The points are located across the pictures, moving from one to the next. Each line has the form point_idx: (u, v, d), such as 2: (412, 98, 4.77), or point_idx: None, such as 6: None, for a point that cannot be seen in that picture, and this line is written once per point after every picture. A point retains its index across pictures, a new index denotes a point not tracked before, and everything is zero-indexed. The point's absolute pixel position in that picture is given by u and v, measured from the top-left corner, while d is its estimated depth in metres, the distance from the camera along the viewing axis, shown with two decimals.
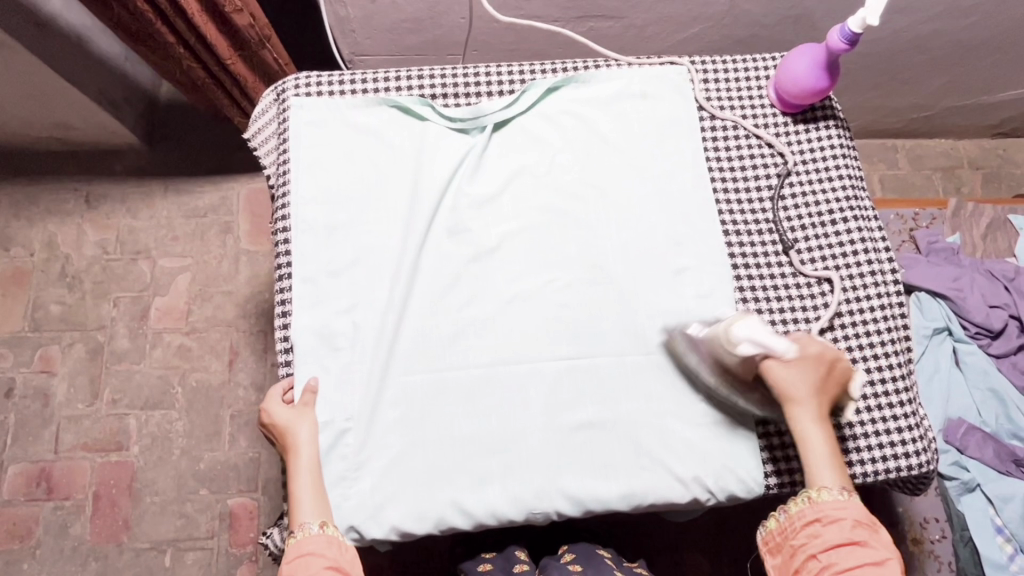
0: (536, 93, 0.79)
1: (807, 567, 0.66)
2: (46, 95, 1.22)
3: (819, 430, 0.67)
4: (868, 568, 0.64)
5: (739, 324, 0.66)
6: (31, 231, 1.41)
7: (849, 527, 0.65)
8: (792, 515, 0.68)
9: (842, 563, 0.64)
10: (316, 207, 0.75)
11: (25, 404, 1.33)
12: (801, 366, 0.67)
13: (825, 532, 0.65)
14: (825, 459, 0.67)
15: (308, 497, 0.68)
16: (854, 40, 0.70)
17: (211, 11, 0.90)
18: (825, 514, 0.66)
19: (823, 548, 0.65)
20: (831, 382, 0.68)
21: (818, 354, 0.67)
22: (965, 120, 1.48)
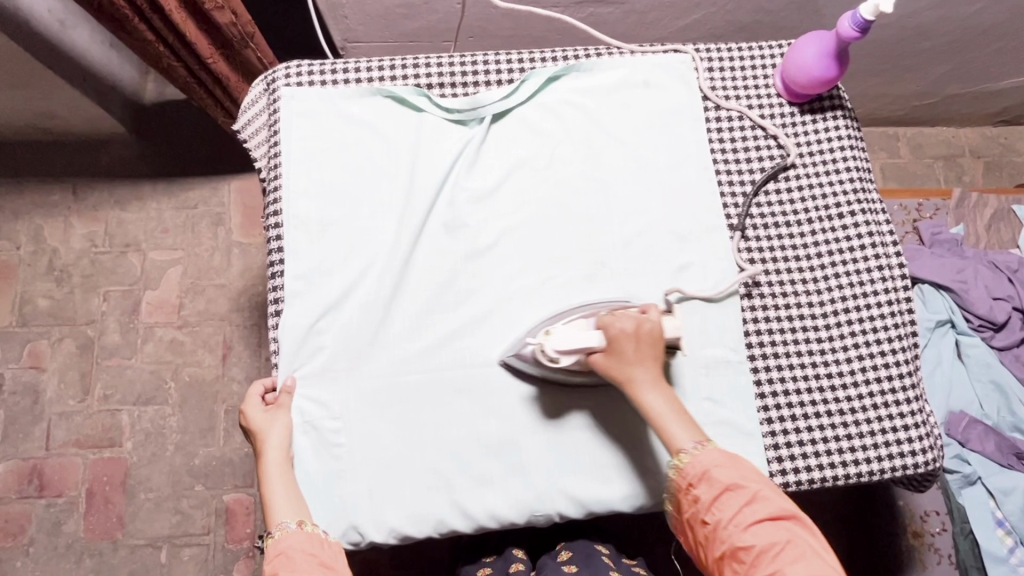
0: (537, 82, 0.76)
1: (706, 534, 0.61)
2: (27, 83, 1.18)
3: (660, 395, 0.64)
4: (754, 506, 0.60)
5: (549, 341, 0.65)
6: (16, 223, 1.37)
7: (719, 474, 0.61)
8: (674, 488, 0.64)
9: (728, 517, 0.60)
10: (309, 203, 0.72)
11: (15, 400, 1.31)
12: (616, 346, 0.64)
13: (703, 494, 0.62)
14: (677, 421, 0.64)
15: (283, 496, 0.65)
16: (866, 28, 0.68)
17: (190, 7, 0.86)
18: (694, 472, 0.62)
19: (708, 509, 0.61)
20: (650, 345, 0.65)
21: (624, 322, 0.64)
22: (966, 108, 1.46)
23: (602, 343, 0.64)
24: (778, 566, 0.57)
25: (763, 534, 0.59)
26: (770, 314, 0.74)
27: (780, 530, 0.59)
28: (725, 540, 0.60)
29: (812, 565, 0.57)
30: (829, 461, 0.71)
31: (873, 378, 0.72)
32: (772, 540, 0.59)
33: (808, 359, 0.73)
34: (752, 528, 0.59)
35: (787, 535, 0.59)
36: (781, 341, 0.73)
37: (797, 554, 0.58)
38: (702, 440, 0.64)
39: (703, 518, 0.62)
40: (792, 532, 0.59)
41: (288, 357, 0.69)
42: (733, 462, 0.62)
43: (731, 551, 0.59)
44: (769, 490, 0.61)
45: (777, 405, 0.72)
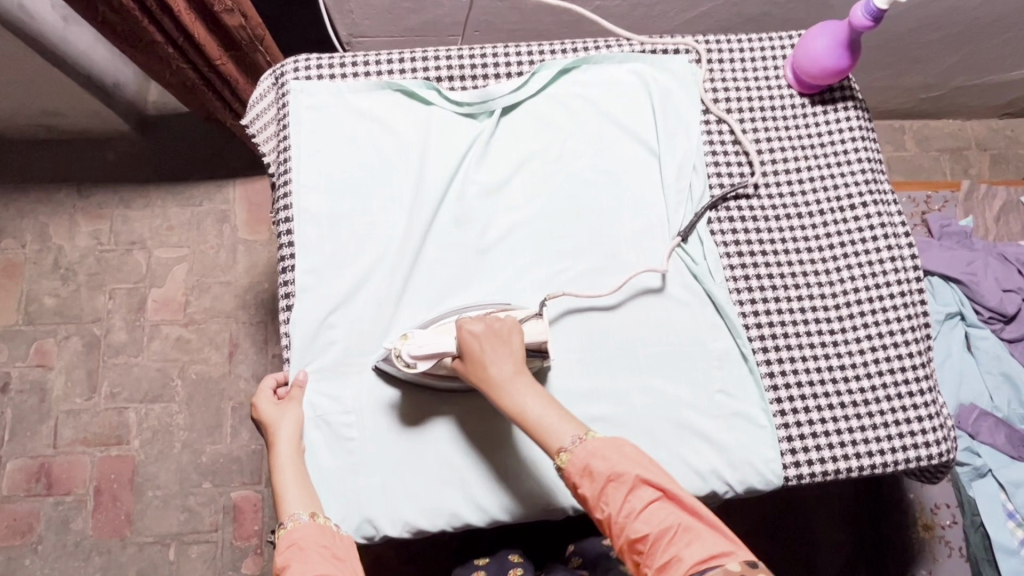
0: (547, 75, 0.76)
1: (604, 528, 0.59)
2: (32, 81, 1.18)
3: (528, 394, 0.63)
4: (638, 493, 0.57)
5: (404, 345, 0.65)
6: (22, 222, 1.37)
7: (600, 466, 0.59)
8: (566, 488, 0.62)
9: (617, 510, 0.57)
10: (319, 196, 0.72)
11: (22, 399, 1.31)
12: (469, 349, 0.64)
13: (590, 490, 0.59)
14: (552, 415, 0.62)
15: (295, 488, 0.65)
16: (879, 17, 0.67)
17: (200, 9, 0.86)
18: (576, 469, 0.59)
19: (598, 505, 0.59)
20: (506, 343, 0.64)
21: (474, 324, 0.64)
22: (973, 100, 1.45)
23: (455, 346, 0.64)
24: (673, 550, 0.55)
25: (654, 520, 0.57)
26: (782, 306, 0.74)
27: (670, 514, 0.57)
28: (621, 533, 0.57)
29: (706, 542, 0.55)
30: (843, 453, 0.70)
31: (886, 369, 0.72)
32: (664, 525, 0.56)
33: (820, 350, 0.72)
34: (642, 516, 0.57)
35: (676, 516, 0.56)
36: (793, 333, 0.73)
37: (689, 534, 0.56)
38: (581, 433, 0.61)
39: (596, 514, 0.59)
40: (681, 511, 0.57)
41: (298, 352, 0.69)
42: (611, 450, 0.60)
43: (630, 544, 0.57)
44: (648, 471, 0.58)
45: (790, 397, 0.71)
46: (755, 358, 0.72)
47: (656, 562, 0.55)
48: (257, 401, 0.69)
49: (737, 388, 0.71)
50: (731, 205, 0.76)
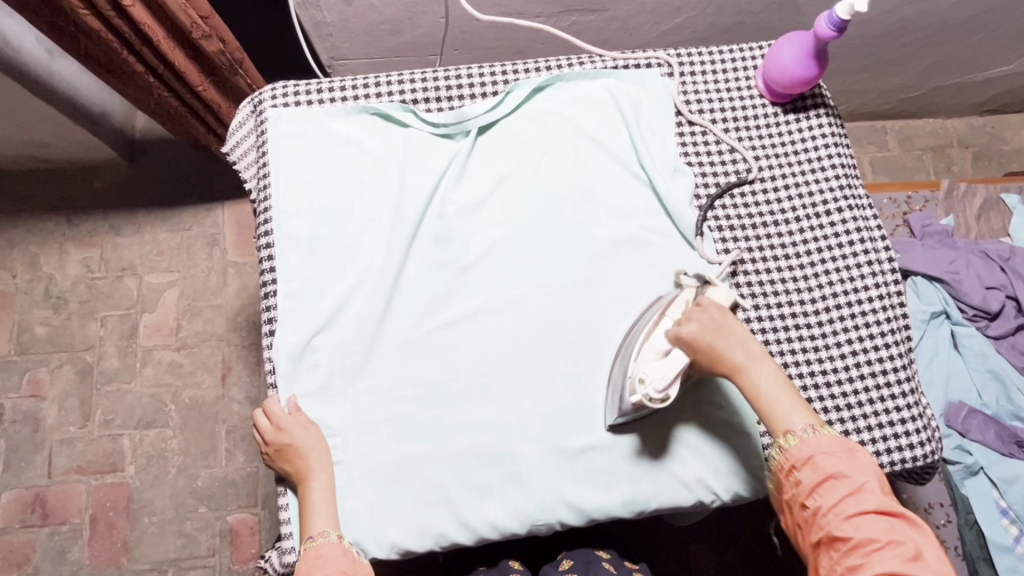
0: (522, 93, 0.77)
1: (804, 519, 0.59)
2: (18, 114, 1.19)
3: (768, 380, 0.64)
4: (858, 499, 0.57)
5: (647, 386, 0.63)
6: (12, 252, 1.38)
7: (825, 462, 0.59)
8: (775, 471, 0.62)
9: (828, 504, 0.57)
10: (299, 222, 0.73)
11: (15, 429, 1.31)
12: (703, 348, 0.63)
13: (806, 479, 0.59)
14: (796, 398, 0.63)
15: (323, 506, 0.65)
16: (843, 27, 0.69)
17: (179, 39, 0.87)
18: (796, 457, 0.60)
19: (809, 494, 0.59)
20: (732, 333, 0.64)
21: (691, 327, 0.63)
22: (952, 99, 1.47)
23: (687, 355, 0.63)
24: (871, 558, 0.54)
25: (864, 527, 0.55)
26: (762, 314, 0.74)
27: (883, 527, 0.55)
28: (823, 526, 0.57)
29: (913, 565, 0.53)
30: None
31: (867, 373, 0.73)
32: (873, 535, 0.55)
33: (801, 356, 0.73)
34: (854, 519, 0.56)
35: (891, 534, 0.55)
36: (774, 340, 0.74)
37: (901, 554, 0.54)
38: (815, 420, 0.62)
39: (805, 503, 0.59)
40: (898, 532, 0.55)
41: (283, 377, 0.69)
42: (841, 452, 0.59)
43: (829, 541, 0.57)
44: (877, 485, 0.57)
45: None
46: None
47: (852, 564, 0.55)
48: (296, 427, 0.67)
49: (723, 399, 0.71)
50: (709, 215, 0.77)
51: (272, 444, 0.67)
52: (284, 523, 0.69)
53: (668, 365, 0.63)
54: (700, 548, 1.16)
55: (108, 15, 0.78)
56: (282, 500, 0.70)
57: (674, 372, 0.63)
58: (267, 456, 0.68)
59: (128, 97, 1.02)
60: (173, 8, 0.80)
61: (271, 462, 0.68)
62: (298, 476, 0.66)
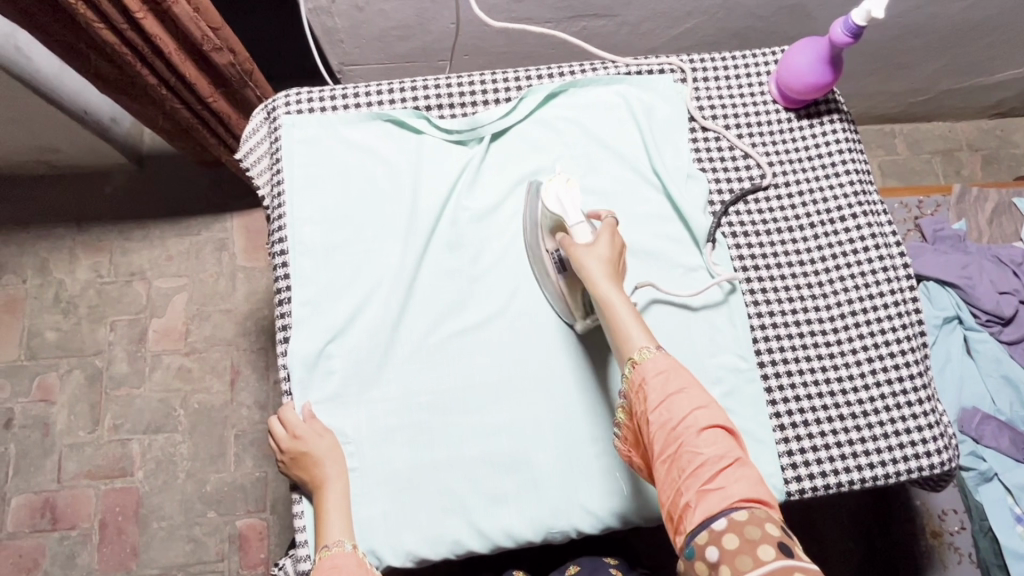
0: (534, 99, 0.77)
1: (653, 440, 0.56)
2: (30, 121, 1.20)
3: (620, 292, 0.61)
4: (708, 414, 0.56)
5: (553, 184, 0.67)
6: (22, 257, 1.38)
7: (673, 377, 0.57)
8: (626, 391, 0.60)
9: (677, 420, 0.55)
10: (313, 229, 0.73)
11: (25, 434, 1.31)
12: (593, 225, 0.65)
13: (654, 394, 0.57)
14: (638, 327, 0.60)
15: (338, 515, 0.65)
16: (858, 33, 0.68)
17: (191, 52, 0.88)
18: (647, 371, 0.58)
19: (657, 409, 0.56)
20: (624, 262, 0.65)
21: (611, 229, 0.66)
22: (962, 102, 1.46)
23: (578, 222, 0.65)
24: (718, 476, 0.53)
25: (713, 445, 0.54)
26: (777, 321, 0.74)
27: (729, 444, 0.55)
28: (673, 445, 0.55)
29: (756, 484, 0.53)
30: (844, 467, 0.70)
31: (883, 380, 0.72)
32: (722, 453, 0.54)
33: (816, 362, 0.73)
34: (704, 436, 0.54)
35: (736, 451, 0.55)
36: (789, 347, 0.74)
37: (745, 472, 0.53)
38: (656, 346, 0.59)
39: (656, 421, 0.56)
40: (740, 450, 0.55)
41: (298, 385, 0.69)
42: (686, 369, 0.58)
43: (681, 460, 0.54)
44: (719, 401, 0.57)
45: (789, 412, 0.72)
46: (757, 374, 0.72)
47: (702, 484, 0.53)
48: (311, 433, 0.67)
49: (739, 406, 0.71)
50: (723, 222, 0.77)
51: (287, 452, 0.67)
52: (299, 531, 0.69)
53: (566, 206, 0.66)
54: None
55: (121, 27, 0.78)
56: (297, 508, 0.70)
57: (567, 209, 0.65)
58: (282, 462, 0.68)
59: (141, 108, 1.02)
60: (185, 21, 0.80)
61: (286, 469, 0.68)
62: (314, 484, 0.66)
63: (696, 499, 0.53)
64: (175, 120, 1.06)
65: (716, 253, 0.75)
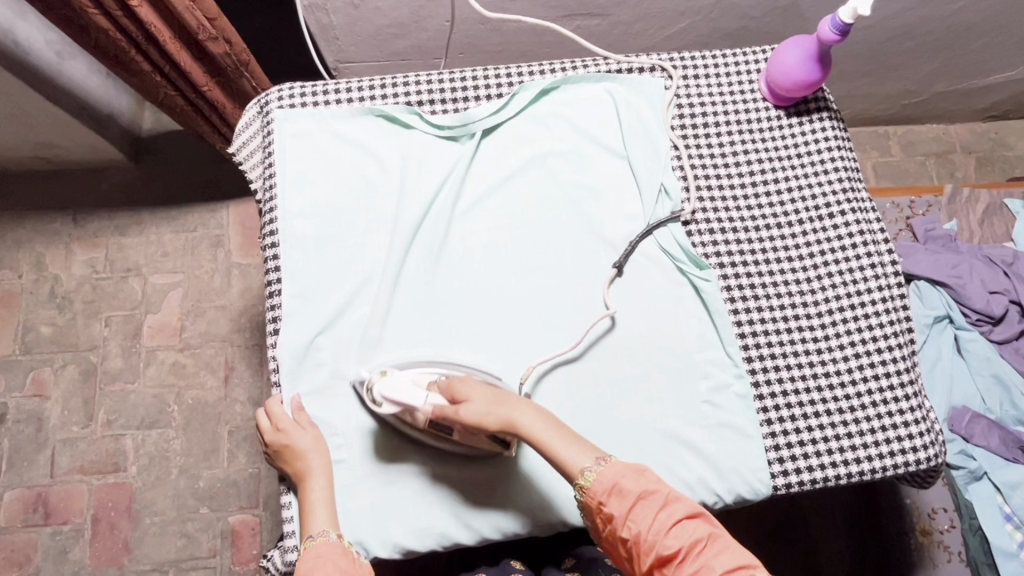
0: (525, 96, 0.78)
1: (632, 550, 0.59)
2: (27, 116, 1.20)
3: (537, 416, 0.63)
4: (670, 511, 0.59)
5: (378, 383, 0.65)
6: (17, 253, 1.39)
7: (627, 484, 0.60)
8: (586, 511, 0.61)
9: (646, 528, 0.58)
10: (304, 222, 0.73)
11: (19, 428, 1.31)
12: (452, 389, 0.64)
13: (615, 509, 0.59)
14: (570, 445, 0.62)
15: (322, 506, 0.65)
16: (845, 31, 0.69)
17: (185, 40, 0.88)
18: (603, 489, 0.60)
19: (624, 523, 0.59)
20: (496, 392, 0.64)
21: (459, 383, 0.64)
22: (955, 104, 1.47)
23: (440, 397, 0.64)
24: (703, 563, 0.57)
25: (684, 534, 0.58)
26: (765, 317, 0.74)
27: (698, 528, 0.58)
28: (649, 549, 0.58)
29: (734, 552, 0.57)
30: (831, 462, 0.70)
31: (870, 376, 0.72)
32: (694, 538, 0.57)
33: (804, 357, 0.73)
34: (674, 531, 0.58)
35: (706, 529, 0.58)
36: (777, 343, 0.74)
37: (722, 545, 0.57)
38: (594, 455, 0.62)
39: (627, 533, 0.59)
40: (709, 527, 0.58)
41: (288, 377, 0.69)
42: (632, 470, 0.61)
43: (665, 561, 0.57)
44: (675, 491, 0.60)
45: (777, 407, 0.72)
46: (745, 369, 0.73)
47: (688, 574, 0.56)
48: (291, 429, 0.67)
49: (726, 401, 0.72)
50: (659, 241, 0.76)
51: (272, 446, 0.67)
52: (286, 521, 0.69)
53: (405, 394, 0.63)
54: None
55: (116, 13, 0.80)
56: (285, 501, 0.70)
57: (406, 394, 0.63)
58: (269, 455, 0.69)
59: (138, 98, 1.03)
60: (180, 10, 0.81)
61: (272, 462, 0.68)
62: (298, 476, 0.66)
63: None
64: (170, 111, 1.06)
65: (615, 287, 0.74)
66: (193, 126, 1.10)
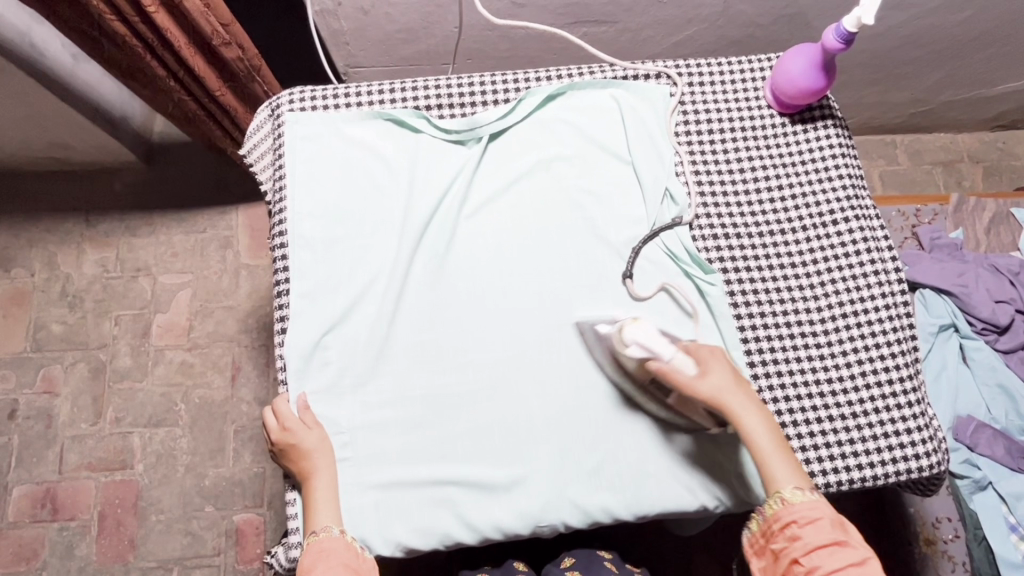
0: (532, 101, 0.79)
1: (795, 575, 0.61)
2: (43, 117, 1.23)
3: (764, 426, 0.66)
4: (857, 568, 0.60)
5: (631, 326, 0.67)
6: (31, 251, 1.41)
7: (827, 526, 0.61)
8: (767, 521, 0.64)
9: (828, 568, 0.60)
10: (313, 223, 0.75)
11: (28, 425, 1.33)
12: (704, 362, 0.67)
13: (805, 535, 0.61)
14: (780, 454, 0.64)
15: (326, 503, 0.66)
16: (850, 40, 0.70)
17: (199, 45, 0.90)
18: (803, 518, 0.62)
19: (806, 551, 0.61)
20: (741, 384, 0.68)
21: (714, 358, 0.68)
22: (963, 114, 1.47)
23: (692, 363, 0.67)
24: None
25: None
26: (768, 323, 0.75)
27: None
28: None
29: None
30: (832, 468, 0.71)
31: (873, 383, 0.73)
32: None
33: (807, 363, 0.73)
34: None
35: None
36: (780, 349, 0.74)
37: None
38: (800, 476, 0.64)
39: (798, 559, 0.61)
40: None
41: (294, 376, 0.70)
42: (841, 520, 0.62)
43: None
44: (875, 558, 0.61)
45: (779, 413, 0.72)
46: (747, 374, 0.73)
47: None
48: (298, 428, 0.68)
49: None
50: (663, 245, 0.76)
51: (279, 443, 0.69)
52: (291, 518, 0.70)
53: (655, 343, 0.66)
54: (705, 559, 1.16)
55: (132, 19, 0.81)
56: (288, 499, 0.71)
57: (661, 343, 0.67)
58: (275, 452, 0.70)
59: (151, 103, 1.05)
60: (195, 15, 0.83)
61: (278, 459, 0.69)
62: (302, 474, 0.68)
63: None
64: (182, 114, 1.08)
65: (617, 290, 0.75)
66: (204, 129, 1.12)
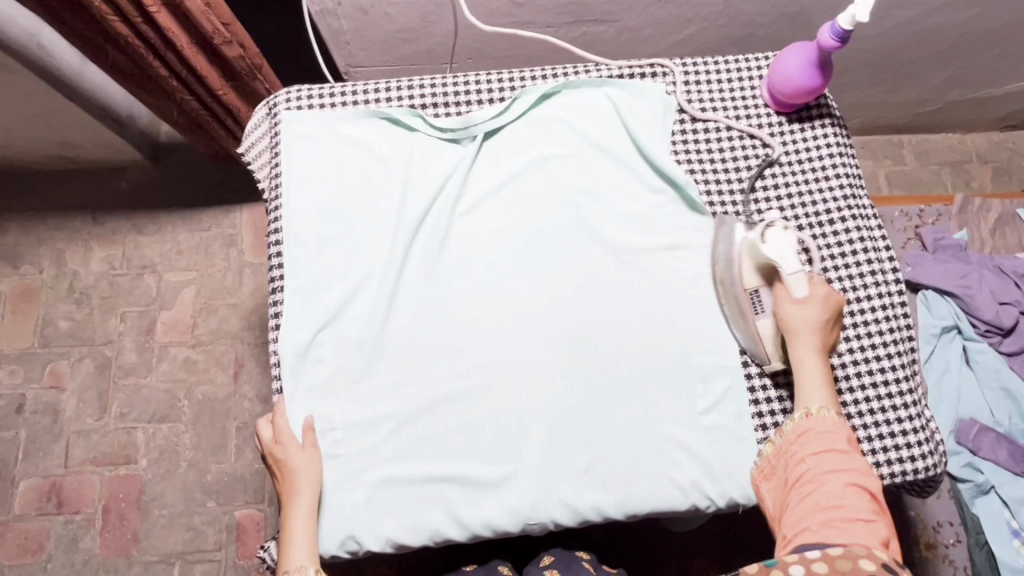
0: (527, 100, 0.79)
1: (796, 475, 0.63)
2: (51, 116, 1.24)
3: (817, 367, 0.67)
4: (858, 479, 0.61)
5: (777, 232, 0.69)
6: (39, 249, 1.43)
7: (839, 441, 0.63)
8: (783, 433, 0.66)
9: (827, 469, 0.61)
10: (307, 221, 0.75)
11: (35, 419, 1.35)
12: (814, 294, 0.67)
13: (813, 442, 0.63)
14: (822, 386, 0.66)
15: (301, 537, 0.65)
16: (846, 38, 0.69)
17: (200, 45, 0.91)
18: (818, 427, 0.64)
19: (810, 454, 0.63)
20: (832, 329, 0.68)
21: (830, 300, 0.68)
22: (971, 113, 1.45)
23: (804, 287, 0.67)
24: (847, 524, 0.58)
25: (851, 500, 0.59)
26: None
27: (866, 506, 0.59)
28: (813, 484, 0.61)
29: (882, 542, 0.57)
30: None
31: (869, 383, 0.72)
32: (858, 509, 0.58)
33: None
34: (845, 492, 0.60)
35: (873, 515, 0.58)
36: None
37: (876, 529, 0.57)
38: (836, 411, 0.65)
39: (800, 466, 0.63)
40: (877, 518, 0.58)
41: (287, 373, 0.71)
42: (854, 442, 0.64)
43: (813, 492, 0.61)
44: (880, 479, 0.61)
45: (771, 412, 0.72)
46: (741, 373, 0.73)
47: (827, 518, 0.59)
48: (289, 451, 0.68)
49: (723, 405, 0.72)
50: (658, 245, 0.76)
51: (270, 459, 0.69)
52: None
53: (784, 257, 0.68)
54: (704, 563, 1.15)
55: (134, 20, 0.82)
56: None
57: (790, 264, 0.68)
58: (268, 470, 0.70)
59: (156, 104, 1.06)
60: (196, 14, 0.83)
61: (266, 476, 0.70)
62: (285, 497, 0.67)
63: (815, 527, 0.59)
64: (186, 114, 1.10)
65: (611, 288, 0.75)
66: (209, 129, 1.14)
